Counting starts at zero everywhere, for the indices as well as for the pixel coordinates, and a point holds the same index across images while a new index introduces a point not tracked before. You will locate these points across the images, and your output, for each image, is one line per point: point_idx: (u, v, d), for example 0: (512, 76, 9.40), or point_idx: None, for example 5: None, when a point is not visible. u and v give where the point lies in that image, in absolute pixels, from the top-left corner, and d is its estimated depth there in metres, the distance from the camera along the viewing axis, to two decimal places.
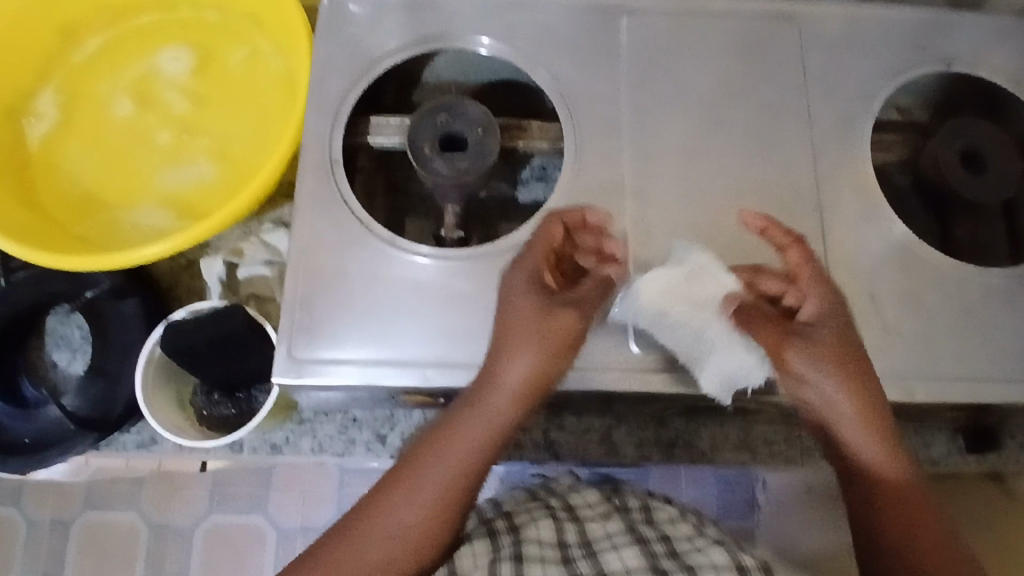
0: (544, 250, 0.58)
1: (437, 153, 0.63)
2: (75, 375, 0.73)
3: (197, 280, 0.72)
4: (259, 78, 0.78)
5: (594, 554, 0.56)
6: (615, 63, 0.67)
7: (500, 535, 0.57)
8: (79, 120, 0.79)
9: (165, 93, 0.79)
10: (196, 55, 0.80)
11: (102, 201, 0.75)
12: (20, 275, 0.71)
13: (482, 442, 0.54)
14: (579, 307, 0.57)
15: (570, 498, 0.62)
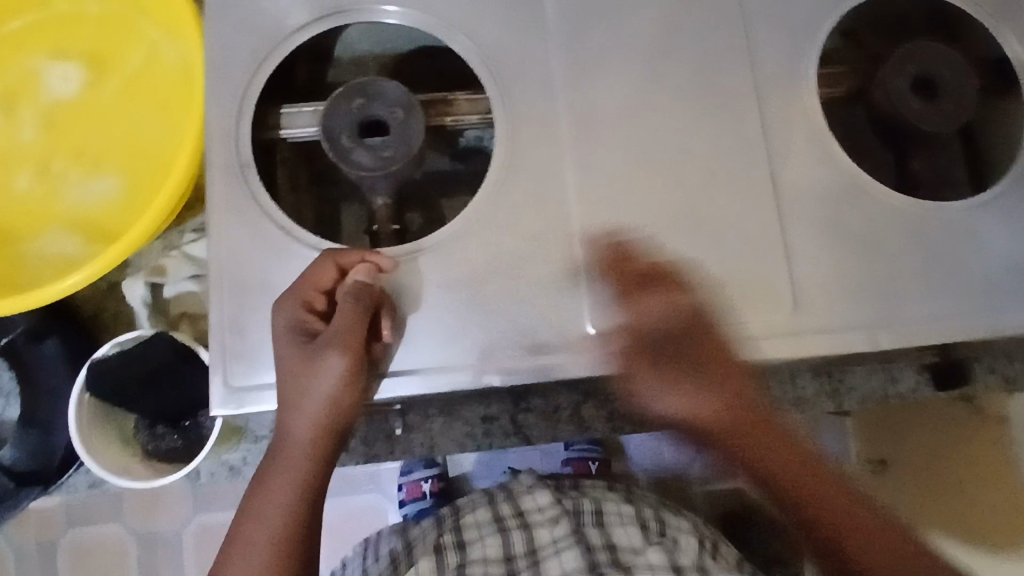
0: (298, 296, 0.54)
1: (358, 143, 0.58)
2: (10, 421, 0.67)
3: (123, 304, 0.68)
4: (155, 72, 0.71)
5: (537, 562, 0.63)
6: (540, 21, 0.61)
7: (446, 548, 0.64)
8: None
9: (58, 101, 0.72)
10: (86, 55, 0.72)
11: (8, 231, 0.69)
12: None
13: (292, 496, 0.54)
14: (338, 338, 0.53)
15: (522, 502, 0.68)
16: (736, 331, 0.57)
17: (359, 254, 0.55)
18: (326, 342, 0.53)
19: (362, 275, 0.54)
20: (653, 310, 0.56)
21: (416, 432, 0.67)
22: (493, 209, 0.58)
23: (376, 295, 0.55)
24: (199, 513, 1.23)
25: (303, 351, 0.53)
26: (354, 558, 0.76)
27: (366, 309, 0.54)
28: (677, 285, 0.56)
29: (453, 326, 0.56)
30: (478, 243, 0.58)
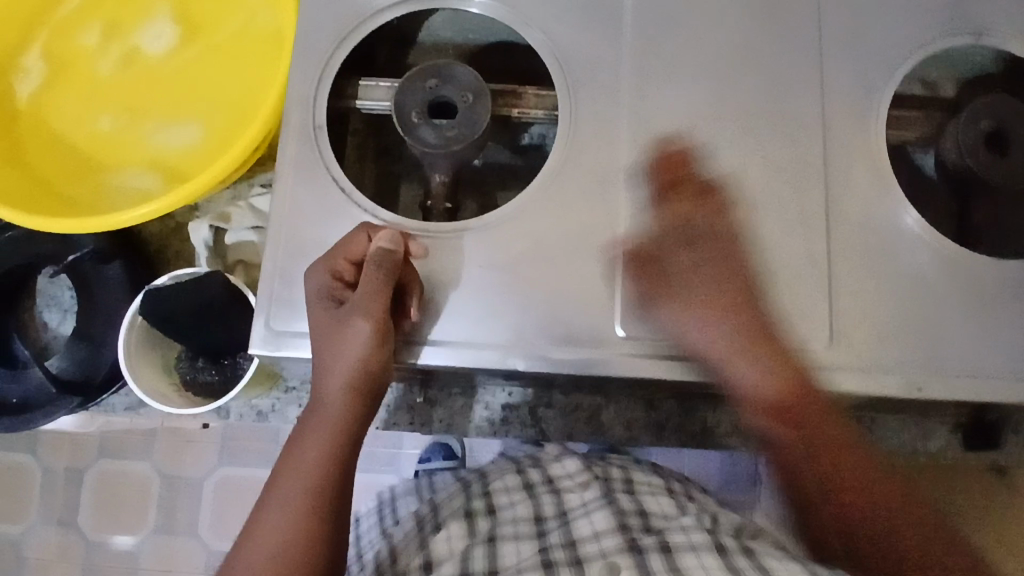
0: (327, 265, 0.56)
1: (425, 120, 0.61)
2: (65, 336, 0.72)
3: (185, 244, 0.72)
4: (249, 32, 0.74)
5: (568, 521, 0.65)
6: (618, 28, 0.63)
7: (478, 516, 0.68)
8: (65, 76, 0.74)
9: (155, 49, 0.74)
10: (187, 9, 0.75)
11: (90, 162, 0.72)
12: (8, 236, 0.70)
13: (318, 462, 0.56)
14: (362, 303, 0.55)
15: (551, 468, 0.72)
16: (765, 357, 0.57)
17: (383, 225, 0.57)
18: (351, 308, 0.55)
19: (386, 241, 0.56)
20: (717, 245, 0.58)
21: (437, 408, 0.69)
22: (544, 201, 0.60)
23: (399, 262, 0.55)
24: (225, 464, 1.39)
25: (331, 316, 0.55)
26: (374, 516, 0.85)
27: (388, 275, 0.55)
28: (722, 213, 0.58)
29: (489, 304, 0.58)
30: (524, 231, 0.59)
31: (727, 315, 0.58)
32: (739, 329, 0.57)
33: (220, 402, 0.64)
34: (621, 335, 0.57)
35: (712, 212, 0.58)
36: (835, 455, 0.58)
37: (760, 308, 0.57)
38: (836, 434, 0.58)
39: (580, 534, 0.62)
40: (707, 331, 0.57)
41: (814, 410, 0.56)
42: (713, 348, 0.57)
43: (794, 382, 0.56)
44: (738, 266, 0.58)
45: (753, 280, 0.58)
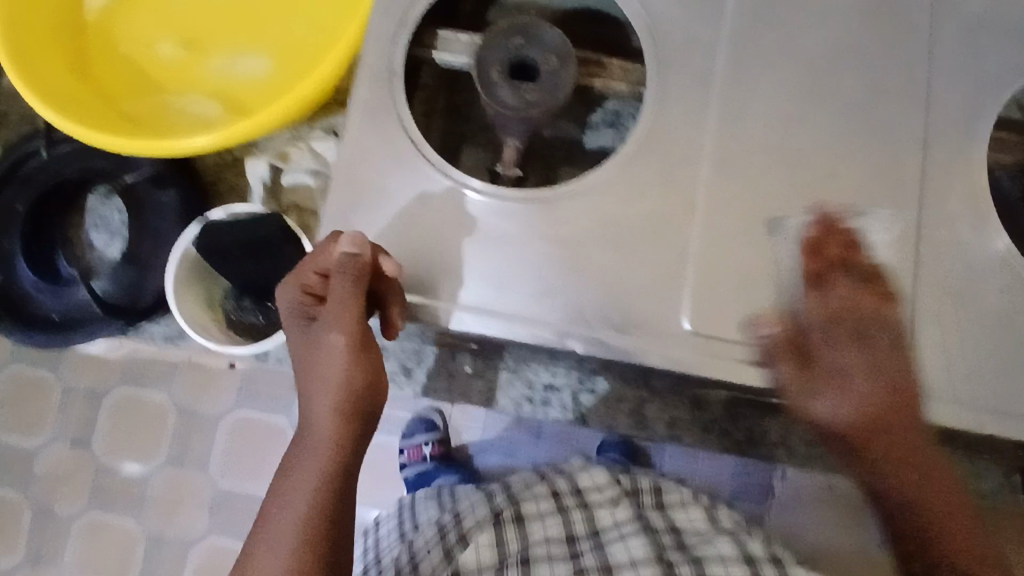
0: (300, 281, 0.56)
1: (506, 80, 0.58)
2: (111, 257, 0.73)
3: (240, 179, 0.71)
4: None
5: (600, 539, 0.69)
6: (718, 8, 0.59)
7: (507, 522, 0.69)
8: None
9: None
10: None
11: (155, 82, 0.70)
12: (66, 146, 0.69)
13: (310, 493, 0.53)
14: (333, 316, 0.54)
15: (581, 480, 0.78)
16: (834, 369, 0.54)
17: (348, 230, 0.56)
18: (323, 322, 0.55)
19: (348, 245, 0.53)
20: (839, 300, 0.54)
21: (479, 381, 0.70)
22: (619, 180, 0.57)
23: (366, 265, 0.53)
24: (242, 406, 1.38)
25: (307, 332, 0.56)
26: (393, 519, 0.84)
27: (356, 281, 0.53)
28: (875, 275, 0.54)
29: (553, 279, 0.55)
30: (596, 208, 0.56)
31: (858, 384, 0.54)
32: (861, 420, 0.54)
33: (261, 344, 0.63)
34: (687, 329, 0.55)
35: (856, 283, 0.54)
36: (897, 454, 0.55)
37: (851, 342, 0.54)
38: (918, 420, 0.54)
39: (618, 560, 0.66)
40: (796, 384, 0.53)
41: (887, 435, 0.54)
42: (834, 373, 0.54)
43: (879, 410, 0.54)
44: (800, 336, 0.54)
45: (866, 327, 0.53)
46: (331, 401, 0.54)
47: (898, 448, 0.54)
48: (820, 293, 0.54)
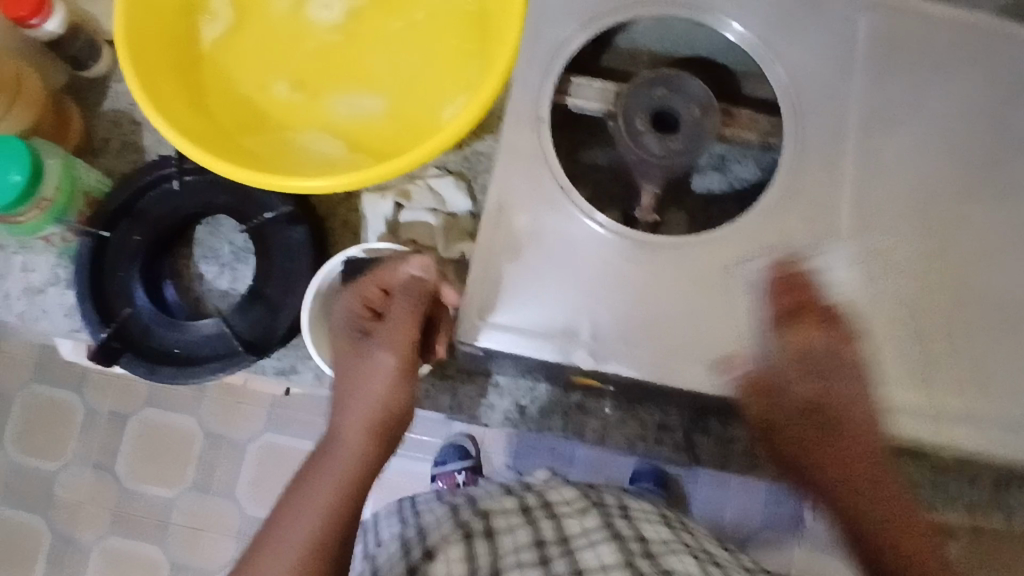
0: (360, 291, 0.57)
1: (650, 129, 0.59)
2: (221, 290, 0.70)
3: (352, 214, 0.70)
4: (449, 14, 0.72)
5: (571, 550, 0.66)
6: (852, 64, 0.61)
7: (478, 537, 0.67)
8: (254, 30, 0.72)
9: (336, 14, 0.73)
10: None
11: (273, 120, 0.70)
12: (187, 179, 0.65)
13: (331, 501, 0.53)
14: (389, 335, 0.56)
15: (549, 494, 0.75)
16: (937, 408, 0.56)
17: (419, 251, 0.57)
18: (378, 337, 0.57)
19: (418, 268, 0.57)
20: (811, 346, 0.57)
21: (591, 418, 0.68)
22: (764, 229, 0.59)
23: (430, 288, 0.57)
24: (271, 432, 1.45)
25: (358, 343, 0.57)
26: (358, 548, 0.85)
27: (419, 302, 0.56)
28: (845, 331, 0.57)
29: (705, 326, 0.57)
30: (744, 257, 0.58)
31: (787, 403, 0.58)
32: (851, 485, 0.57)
33: None
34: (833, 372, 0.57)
35: (845, 335, 0.56)
36: (904, 532, 0.55)
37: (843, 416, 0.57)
38: (881, 507, 0.56)
39: (588, 565, 0.64)
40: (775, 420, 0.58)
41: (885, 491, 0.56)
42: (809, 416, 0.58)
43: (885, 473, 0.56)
44: (763, 376, 0.56)
45: (824, 367, 0.57)
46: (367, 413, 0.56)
47: (881, 488, 0.56)
48: (779, 329, 0.57)
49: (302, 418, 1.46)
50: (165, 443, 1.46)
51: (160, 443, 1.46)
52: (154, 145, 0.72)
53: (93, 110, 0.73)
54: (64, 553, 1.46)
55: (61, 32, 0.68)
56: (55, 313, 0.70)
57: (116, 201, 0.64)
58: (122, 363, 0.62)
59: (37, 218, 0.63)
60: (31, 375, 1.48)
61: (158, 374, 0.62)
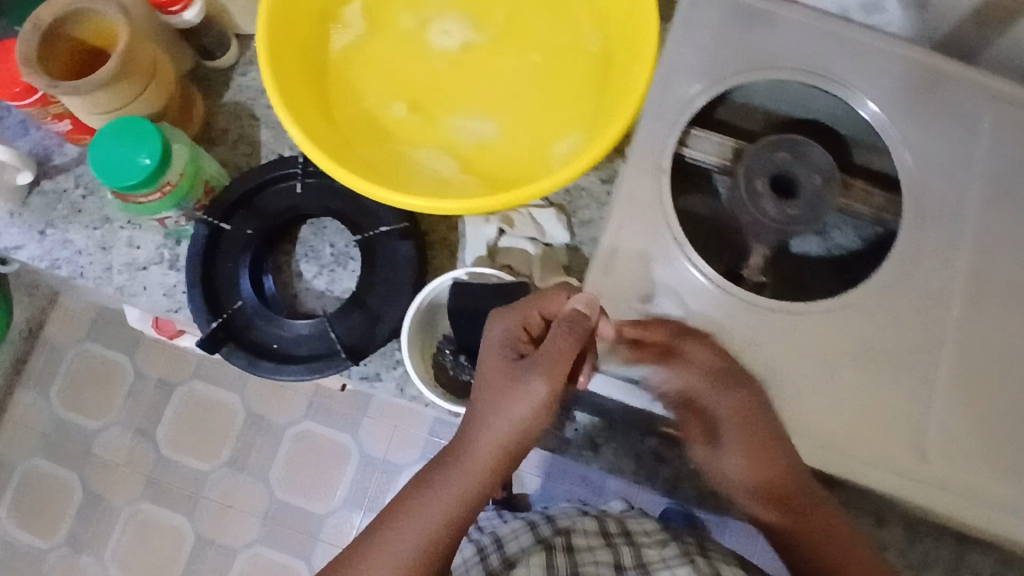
0: (523, 315, 0.59)
1: (768, 191, 0.59)
2: (315, 291, 0.72)
3: (451, 232, 0.71)
4: (568, 52, 0.73)
5: (646, 569, 0.71)
6: (976, 153, 0.61)
7: (557, 550, 0.74)
8: (379, 47, 0.75)
9: (455, 41, 0.76)
10: (505, 18, 0.75)
11: (390, 135, 0.72)
12: (304, 181, 0.68)
13: (453, 508, 0.58)
14: (546, 364, 0.56)
15: (630, 524, 0.81)
16: (1015, 508, 0.56)
17: (584, 288, 0.57)
18: (532, 364, 0.57)
19: (583, 303, 0.56)
20: (716, 362, 0.57)
21: (666, 466, 0.68)
22: (871, 308, 0.59)
23: (591, 329, 0.55)
24: (311, 420, 1.50)
25: (511, 365, 0.58)
26: None
27: (578, 340, 0.55)
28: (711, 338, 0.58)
29: (805, 397, 0.58)
30: (848, 333, 0.59)
31: (778, 472, 0.59)
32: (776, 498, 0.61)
33: None
34: (931, 461, 0.57)
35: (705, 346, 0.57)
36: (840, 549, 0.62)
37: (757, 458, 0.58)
38: (840, 537, 0.62)
39: None
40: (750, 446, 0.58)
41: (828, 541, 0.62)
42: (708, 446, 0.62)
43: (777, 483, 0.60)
44: (687, 394, 0.59)
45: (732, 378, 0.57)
46: (507, 436, 0.57)
47: (837, 542, 0.61)
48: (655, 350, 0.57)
49: (342, 411, 1.50)
50: (208, 417, 1.51)
51: (201, 416, 1.51)
52: (271, 141, 0.75)
53: (216, 101, 0.76)
54: (94, 510, 1.48)
55: (197, 21, 0.70)
56: (155, 291, 0.72)
57: (235, 194, 0.67)
58: (223, 353, 0.63)
59: (160, 200, 0.64)
60: (85, 332, 1.52)
61: (255, 367, 0.63)
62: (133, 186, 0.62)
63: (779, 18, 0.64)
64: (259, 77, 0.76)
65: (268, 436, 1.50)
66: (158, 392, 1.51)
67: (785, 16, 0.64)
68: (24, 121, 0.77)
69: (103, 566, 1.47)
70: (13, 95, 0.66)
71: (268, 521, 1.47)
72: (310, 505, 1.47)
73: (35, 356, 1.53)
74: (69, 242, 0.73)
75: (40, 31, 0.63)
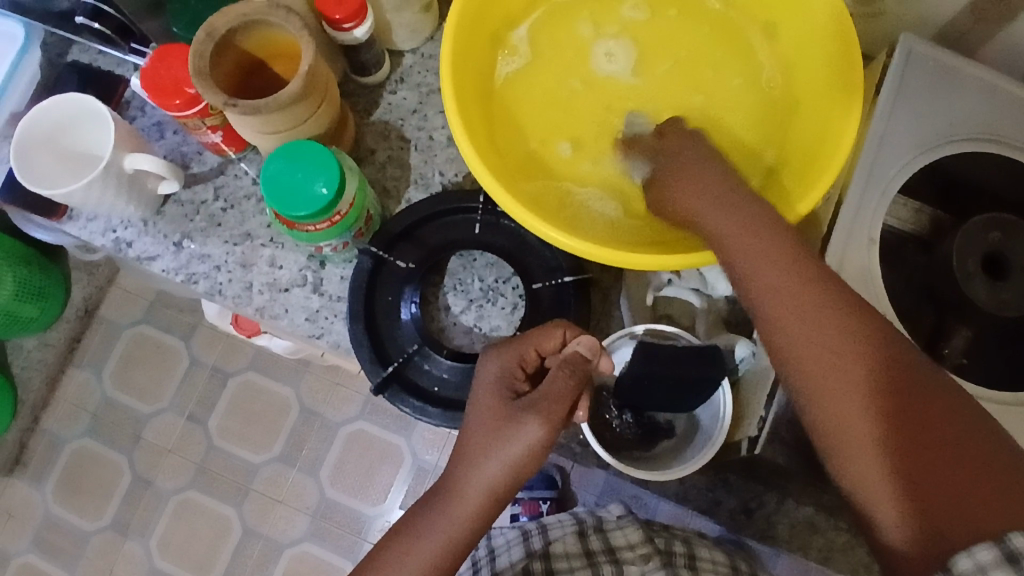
0: (518, 352, 0.57)
1: (980, 272, 0.59)
2: (464, 326, 0.69)
3: (606, 274, 0.69)
4: (749, 94, 0.69)
5: None
6: None
7: None
8: (547, 72, 0.71)
9: (619, 65, 0.72)
10: (684, 50, 0.71)
11: (552, 168, 0.69)
12: (480, 218, 0.67)
13: (446, 550, 0.52)
14: (543, 405, 0.53)
15: (613, 537, 0.70)
16: None
17: (587, 331, 0.57)
18: (528, 406, 0.53)
19: (584, 348, 0.56)
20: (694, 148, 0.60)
21: (818, 536, 0.66)
22: None
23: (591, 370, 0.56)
24: (365, 419, 1.43)
25: (506, 404, 0.54)
26: None
27: (580, 380, 0.55)
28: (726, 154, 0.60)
29: None
30: None
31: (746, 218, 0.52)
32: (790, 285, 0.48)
33: (662, 470, 0.61)
34: None
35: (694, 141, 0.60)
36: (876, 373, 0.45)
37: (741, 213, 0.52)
38: (853, 346, 0.46)
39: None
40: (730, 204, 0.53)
41: (928, 408, 0.44)
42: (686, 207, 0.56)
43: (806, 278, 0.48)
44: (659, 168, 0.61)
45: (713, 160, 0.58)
46: (498, 474, 0.53)
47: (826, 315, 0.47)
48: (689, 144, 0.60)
49: (392, 417, 1.43)
50: (257, 409, 1.45)
51: (252, 408, 1.45)
52: (420, 164, 0.72)
53: (364, 118, 0.73)
54: (141, 495, 1.43)
55: (364, 39, 0.66)
56: (297, 315, 0.69)
57: (400, 225, 0.66)
58: (388, 396, 0.63)
59: (328, 229, 0.61)
60: (140, 315, 1.49)
61: (424, 413, 0.63)
62: (304, 217, 0.58)
63: (992, 83, 0.62)
64: (409, 97, 0.73)
65: (318, 432, 1.43)
66: (209, 380, 1.46)
67: (1000, 83, 0.62)
68: (162, 123, 0.73)
69: (147, 554, 1.41)
70: (176, 107, 0.61)
71: (317, 518, 1.40)
72: (358, 504, 1.39)
73: (90, 336, 1.50)
74: (206, 256, 0.70)
75: (213, 41, 0.58)
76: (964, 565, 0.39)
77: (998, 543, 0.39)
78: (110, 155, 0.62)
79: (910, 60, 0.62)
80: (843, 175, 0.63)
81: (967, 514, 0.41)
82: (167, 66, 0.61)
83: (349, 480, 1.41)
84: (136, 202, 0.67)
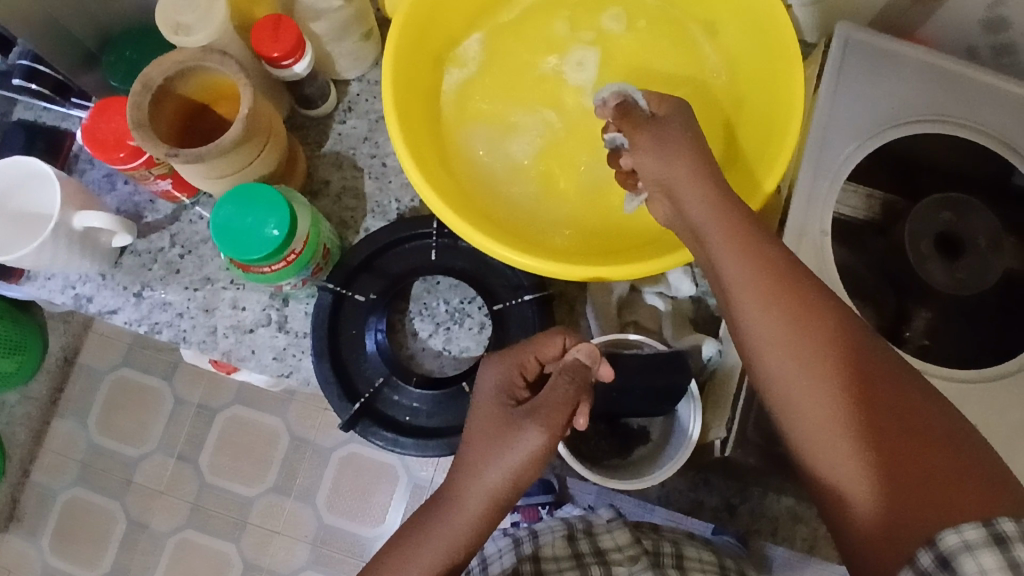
0: (518, 361, 0.57)
1: (934, 254, 0.61)
2: (434, 351, 0.69)
3: (569, 287, 0.69)
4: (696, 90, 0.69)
5: None
6: None
7: None
8: (501, 83, 0.71)
9: (588, 73, 0.71)
10: (632, 49, 0.71)
11: (501, 181, 0.69)
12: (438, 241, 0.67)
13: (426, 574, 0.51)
14: (544, 412, 0.52)
15: (602, 540, 0.67)
16: None
17: (587, 338, 0.56)
18: (529, 413, 0.53)
19: (583, 354, 0.55)
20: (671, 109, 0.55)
21: (803, 526, 0.67)
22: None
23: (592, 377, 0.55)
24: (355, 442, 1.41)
25: (507, 413, 0.54)
26: None
27: (580, 387, 0.54)
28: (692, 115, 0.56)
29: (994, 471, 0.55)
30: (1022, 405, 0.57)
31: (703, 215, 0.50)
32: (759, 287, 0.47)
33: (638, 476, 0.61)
34: None
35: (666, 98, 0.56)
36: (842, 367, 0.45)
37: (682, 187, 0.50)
38: (818, 342, 0.45)
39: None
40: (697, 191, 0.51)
41: (890, 399, 0.44)
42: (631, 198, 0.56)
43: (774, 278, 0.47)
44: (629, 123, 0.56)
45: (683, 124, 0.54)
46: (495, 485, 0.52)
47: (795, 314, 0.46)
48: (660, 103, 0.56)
49: None
50: (247, 442, 1.44)
51: (241, 442, 1.44)
52: (375, 192, 0.72)
53: (315, 151, 0.73)
54: (138, 539, 1.42)
55: (305, 72, 0.65)
56: (264, 354, 0.69)
57: (358, 257, 0.66)
58: (360, 429, 0.63)
59: (285, 268, 0.61)
60: (120, 358, 1.48)
61: (398, 444, 0.63)
62: (259, 259, 0.58)
63: (947, 67, 0.63)
64: (359, 125, 0.73)
65: (309, 458, 1.42)
66: (195, 417, 1.45)
67: (954, 66, 0.63)
68: (112, 174, 0.72)
69: None
70: (119, 160, 0.61)
71: (316, 546, 1.39)
72: (355, 528, 1.39)
73: (70, 385, 1.48)
74: (168, 304, 0.70)
75: (150, 91, 0.58)
76: (951, 542, 0.40)
77: (986, 525, 0.40)
78: (58, 214, 0.61)
79: (852, 44, 0.63)
80: (791, 167, 0.63)
81: (937, 501, 0.42)
82: (107, 121, 0.61)
83: (343, 504, 1.40)
84: (91, 257, 0.67)
